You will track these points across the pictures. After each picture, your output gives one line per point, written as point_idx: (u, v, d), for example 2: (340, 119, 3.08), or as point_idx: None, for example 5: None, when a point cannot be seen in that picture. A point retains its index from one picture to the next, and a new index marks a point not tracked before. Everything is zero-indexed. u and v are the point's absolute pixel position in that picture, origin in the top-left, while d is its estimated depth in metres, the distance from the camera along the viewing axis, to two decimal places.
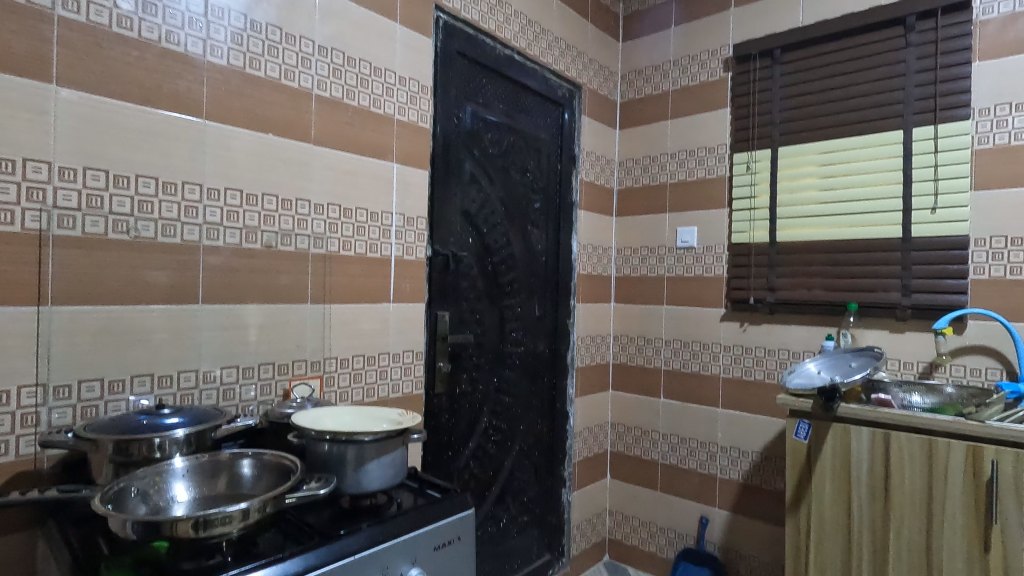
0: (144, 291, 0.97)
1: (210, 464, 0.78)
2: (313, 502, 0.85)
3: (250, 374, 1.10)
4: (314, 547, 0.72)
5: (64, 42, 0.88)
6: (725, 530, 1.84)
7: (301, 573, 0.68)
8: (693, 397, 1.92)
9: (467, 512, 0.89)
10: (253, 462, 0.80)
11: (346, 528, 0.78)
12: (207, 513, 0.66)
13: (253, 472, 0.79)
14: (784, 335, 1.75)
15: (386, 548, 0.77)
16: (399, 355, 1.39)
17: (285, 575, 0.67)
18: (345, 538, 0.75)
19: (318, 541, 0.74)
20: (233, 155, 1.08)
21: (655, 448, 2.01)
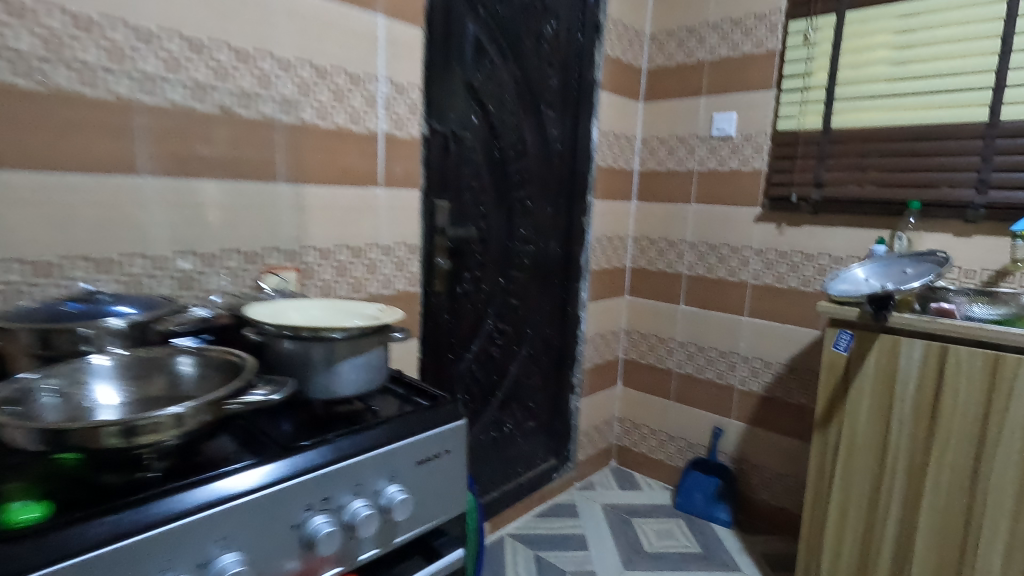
0: (71, 158, 0.80)
1: (138, 365, 0.65)
2: (278, 407, 0.73)
3: (213, 263, 0.96)
4: (270, 461, 0.60)
5: None
6: (739, 441, 1.76)
7: (249, 493, 0.56)
8: (717, 304, 1.77)
9: (460, 422, 0.77)
10: (192, 361, 0.67)
11: (311, 438, 0.66)
12: (127, 422, 0.53)
13: (196, 371, 0.66)
14: (827, 238, 1.55)
15: (357, 463, 0.64)
16: (391, 248, 1.23)
17: (228, 495, 0.56)
18: (307, 450, 0.63)
19: (276, 453, 0.62)
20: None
21: (670, 357, 1.89)
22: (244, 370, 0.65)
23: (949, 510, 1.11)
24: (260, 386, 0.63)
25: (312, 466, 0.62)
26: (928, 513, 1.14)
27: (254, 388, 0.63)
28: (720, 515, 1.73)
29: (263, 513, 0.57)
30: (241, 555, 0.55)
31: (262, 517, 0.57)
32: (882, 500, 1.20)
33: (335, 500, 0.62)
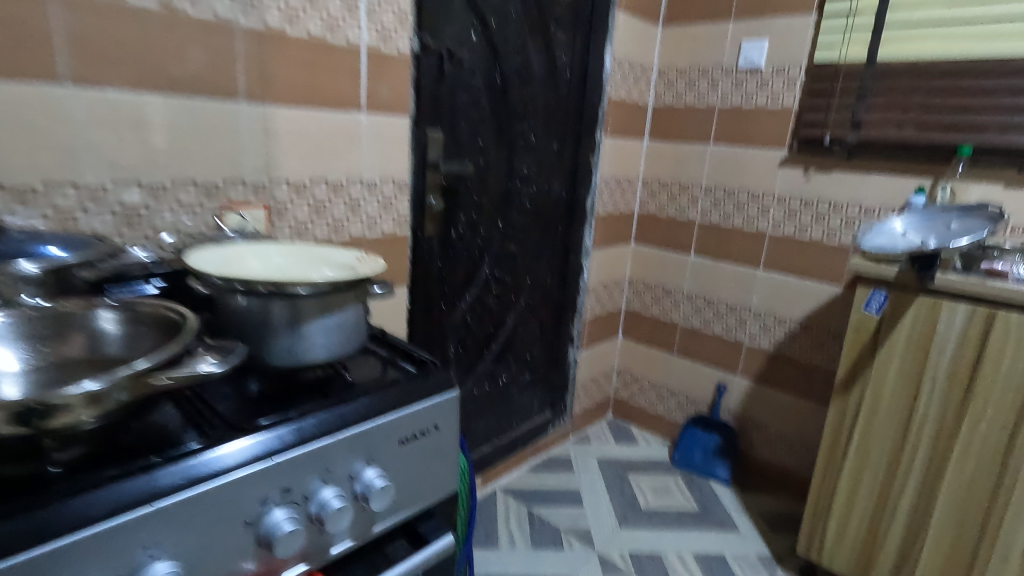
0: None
1: (49, 322, 0.53)
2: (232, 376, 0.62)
3: (162, 197, 0.82)
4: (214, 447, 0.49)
5: None
6: (743, 399, 1.68)
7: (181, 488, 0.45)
8: (731, 255, 1.65)
9: (452, 394, 0.64)
10: (115, 313, 0.55)
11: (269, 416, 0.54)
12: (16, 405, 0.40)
13: (122, 330, 0.54)
14: (859, 186, 1.41)
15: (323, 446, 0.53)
16: (377, 185, 1.08)
17: (153, 492, 0.44)
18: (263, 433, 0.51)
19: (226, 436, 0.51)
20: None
21: (676, 310, 1.78)
22: (184, 331, 0.52)
23: (974, 484, 1.03)
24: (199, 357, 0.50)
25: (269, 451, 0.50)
26: (951, 486, 1.06)
27: (192, 359, 0.49)
28: (719, 471, 1.68)
29: (205, 510, 0.46)
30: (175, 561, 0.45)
31: (203, 515, 0.46)
32: (903, 470, 1.12)
33: (297, 491, 0.51)
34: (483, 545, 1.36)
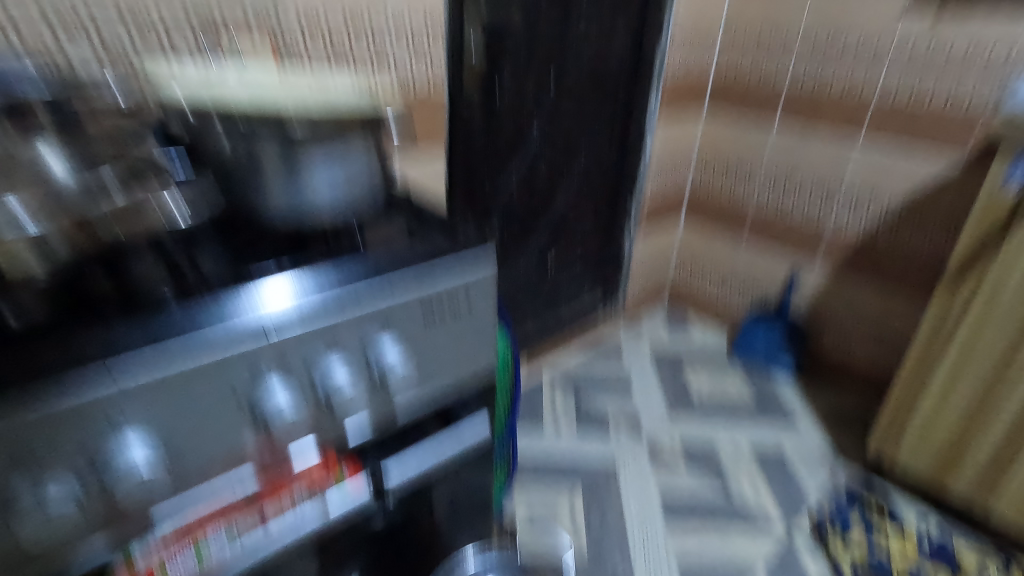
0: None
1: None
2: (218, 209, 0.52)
3: (146, 31, 0.69)
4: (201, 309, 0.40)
5: None
6: (819, 289, 1.51)
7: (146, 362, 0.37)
8: (825, 122, 1.39)
9: (489, 269, 0.52)
10: (61, 161, 0.51)
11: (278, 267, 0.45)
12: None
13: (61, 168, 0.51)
14: (1012, 26, 1.11)
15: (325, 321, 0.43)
16: (403, 26, 0.90)
17: (112, 363, 0.36)
18: (295, 288, 0.43)
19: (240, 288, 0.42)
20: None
21: (751, 189, 1.57)
22: (138, 174, 0.51)
23: None
24: (156, 199, 0.49)
25: (299, 312, 0.42)
26: None
27: (150, 203, 0.49)
28: (782, 361, 1.55)
29: (189, 381, 0.39)
30: (156, 437, 0.39)
31: (184, 389, 0.39)
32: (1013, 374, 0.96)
33: (297, 371, 0.43)
34: (529, 427, 1.34)
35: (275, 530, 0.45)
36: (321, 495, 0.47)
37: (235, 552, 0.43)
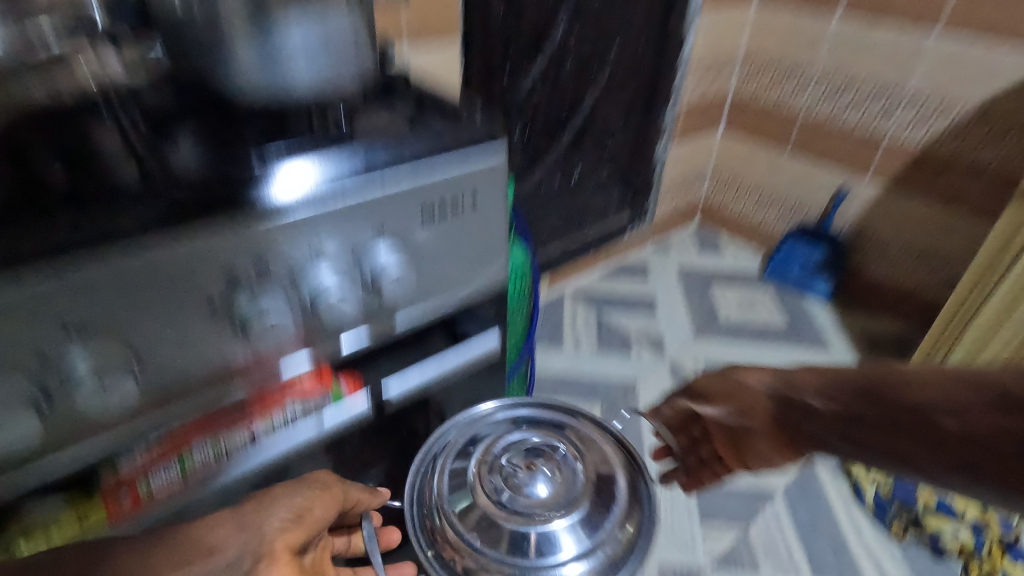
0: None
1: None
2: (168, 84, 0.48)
3: None
4: (141, 187, 0.35)
5: None
6: (867, 207, 1.39)
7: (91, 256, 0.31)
8: (895, 13, 1.21)
9: (500, 156, 0.45)
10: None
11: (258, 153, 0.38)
12: None
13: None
14: None
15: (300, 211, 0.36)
16: None
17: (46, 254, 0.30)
18: (331, 173, 0.37)
19: (214, 184, 0.35)
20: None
21: (800, 95, 1.41)
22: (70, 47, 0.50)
23: None
24: (84, 54, 0.49)
25: (327, 203, 0.37)
26: None
27: (77, 58, 0.49)
28: (818, 286, 1.48)
29: (136, 289, 0.33)
30: (110, 347, 0.33)
31: (142, 291, 0.33)
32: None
33: (277, 270, 0.37)
34: (550, 345, 1.30)
35: (269, 445, 0.43)
36: (318, 411, 0.45)
37: (224, 465, 0.42)
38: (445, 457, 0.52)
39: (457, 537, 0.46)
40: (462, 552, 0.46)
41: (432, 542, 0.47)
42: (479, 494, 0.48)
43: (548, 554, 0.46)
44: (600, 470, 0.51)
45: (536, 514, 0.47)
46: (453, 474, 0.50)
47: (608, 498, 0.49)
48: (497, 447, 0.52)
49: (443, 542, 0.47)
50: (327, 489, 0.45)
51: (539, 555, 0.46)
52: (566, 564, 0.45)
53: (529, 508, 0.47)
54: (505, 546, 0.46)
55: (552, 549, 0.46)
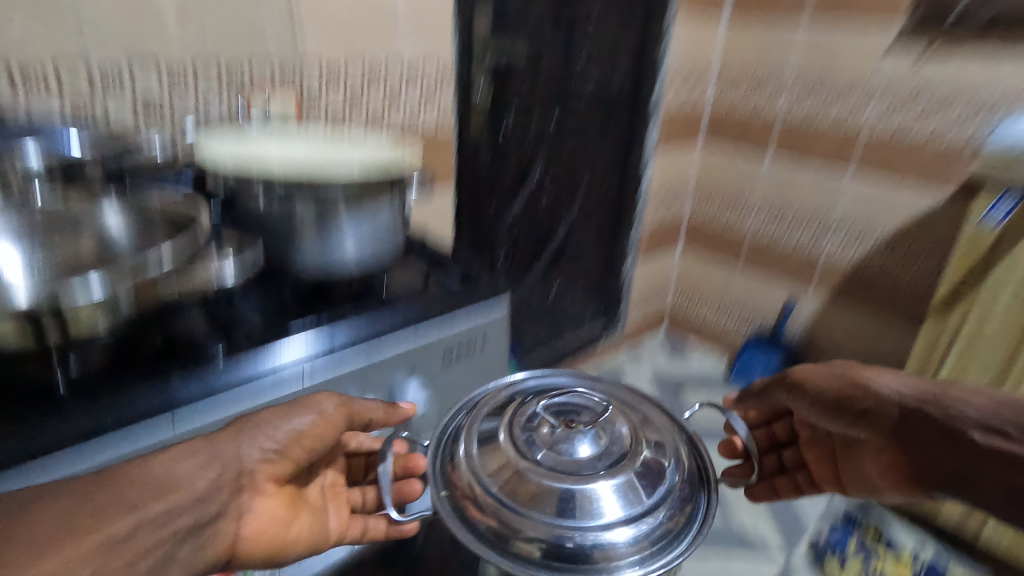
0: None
1: (48, 224, 0.54)
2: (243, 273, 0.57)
3: (179, 79, 0.71)
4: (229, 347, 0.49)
5: None
6: (814, 317, 1.56)
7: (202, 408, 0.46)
8: (816, 157, 1.45)
9: (498, 309, 0.62)
10: (122, 215, 0.56)
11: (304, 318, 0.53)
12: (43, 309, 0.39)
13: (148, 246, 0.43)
14: (992, 69, 1.15)
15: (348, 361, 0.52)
16: (416, 69, 0.93)
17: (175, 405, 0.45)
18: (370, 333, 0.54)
19: (278, 342, 0.50)
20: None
21: (745, 219, 1.62)
22: (194, 245, 0.45)
23: None
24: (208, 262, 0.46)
25: (368, 352, 0.53)
26: None
27: (203, 266, 0.45)
28: None
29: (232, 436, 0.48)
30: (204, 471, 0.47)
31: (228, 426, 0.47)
32: (1013, 379, 0.99)
33: None
34: None
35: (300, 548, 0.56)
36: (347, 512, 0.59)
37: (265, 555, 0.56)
38: (476, 425, 0.55)
39: (488, 494, 0.49)
40: (493, 507, 0.49)
41: (458, 503, 0.50)
42: (513, 452, 0.51)
43: (586, 510, 0.48)
44: (642, 446, 0.53)
45: (577, 472, 0.50)
46: (486, 437, 0.54)
47: (650, 473, 0.51)
48: (532, 413, 0.56)
49: (474, 500, 0.50)
50: (331, 421, 0.49)
51: (576, 513, 0.48)
52: (610, 526, 0.47)
53: (567, 467, 0.50)
54: (545, 503, 0.48)
55: (589, 506, 0.48)
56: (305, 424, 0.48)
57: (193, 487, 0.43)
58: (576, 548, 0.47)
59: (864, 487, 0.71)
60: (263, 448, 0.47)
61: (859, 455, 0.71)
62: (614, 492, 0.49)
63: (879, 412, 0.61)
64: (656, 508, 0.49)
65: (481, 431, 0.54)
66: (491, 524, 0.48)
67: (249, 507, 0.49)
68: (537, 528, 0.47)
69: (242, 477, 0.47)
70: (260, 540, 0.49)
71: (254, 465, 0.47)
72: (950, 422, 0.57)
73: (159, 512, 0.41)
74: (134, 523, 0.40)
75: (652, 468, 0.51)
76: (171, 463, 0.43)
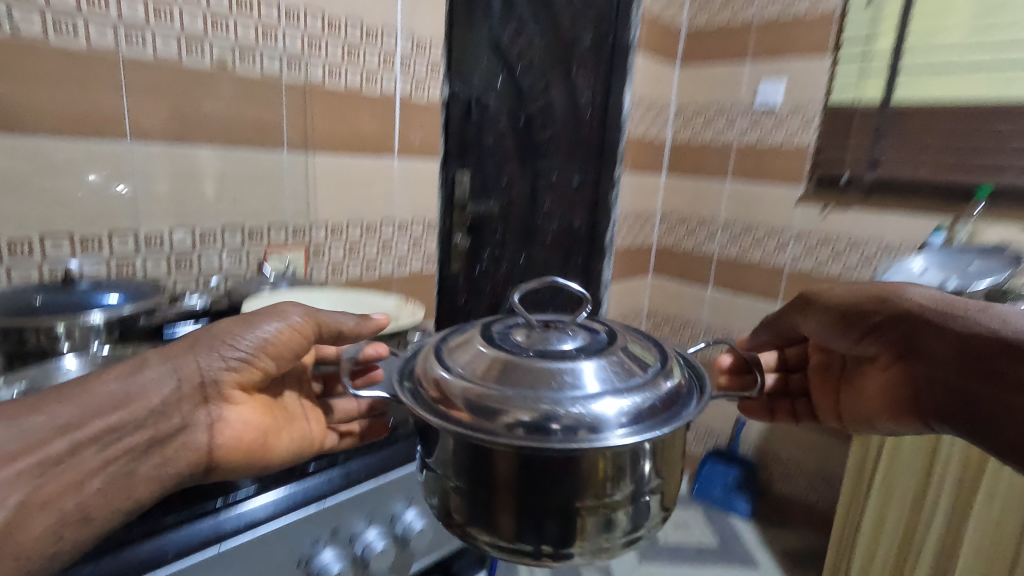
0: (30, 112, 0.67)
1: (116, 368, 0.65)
2: None
3: (211, 240, 0.86)
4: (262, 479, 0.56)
5: None
6: (763, 434, 1.70)
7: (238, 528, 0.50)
8: (749, 290, 1.67)
9: None
10: None
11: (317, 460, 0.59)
12: None
13: None
14: (878, 224, 1.41)
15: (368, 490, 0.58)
16: (406, 225, 1.11)
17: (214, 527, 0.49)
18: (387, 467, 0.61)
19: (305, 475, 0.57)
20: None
21: (694, 342, 1.81)
22: None
23: (997, 548, 0.98)
24: None
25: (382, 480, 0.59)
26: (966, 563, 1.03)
27: None
28: (739, 506, 1.68)
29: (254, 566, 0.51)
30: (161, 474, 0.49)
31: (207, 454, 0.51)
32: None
33: (345, 532, 0.56)
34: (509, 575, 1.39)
35: None
36: None
37: None
38: (455, 347, 0.52)
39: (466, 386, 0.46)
40: (474, 393, 0.45)
41: (436, 406, 0.47)
42: (491, 352, 0.48)
43: (564, 387, 0.44)
44: (625, 345, 0.51)
45: (558, 360, 0.47)
46: (466, 349, 0.51)
47: (633, 365, 0.48)
48: (514, 330, 0.53)
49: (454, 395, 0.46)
50: (296, 328, 0.56)
51: (560, 387, 0.44)
52: (593, 399, 0.44)
53: (545, 357, 0.47)
54: (521, 386, 0.45)
55: (570, 383, 0.45)
56: (271, 332, 0.54)
57: (148, 400, 0.46)
58: (561, 425, 0.42)
59: (857, 415, 0.67)
60: (225, 368, 0.52)
61: (858, 380, 0.67)
62: (599, 373, 0.46)
63: (890, 322, 0.59)
64: (650, 391, 0.46)
65: (459, 349, 0.51)
66: (472, 408, 0.45)
67: (218, 409, 0.52)
68: (521, 404, 0.44)
69: (207, 384, 0.51)
70: (238, 442, 0.52)
71: (219, 375, 0.51)
72: (965, 329, 0.53)
73: (104, 426, 0.43)
74: (71, 443, 0.41)
75: (640, 363, 0.49)
76: (126, 376, 0.46)
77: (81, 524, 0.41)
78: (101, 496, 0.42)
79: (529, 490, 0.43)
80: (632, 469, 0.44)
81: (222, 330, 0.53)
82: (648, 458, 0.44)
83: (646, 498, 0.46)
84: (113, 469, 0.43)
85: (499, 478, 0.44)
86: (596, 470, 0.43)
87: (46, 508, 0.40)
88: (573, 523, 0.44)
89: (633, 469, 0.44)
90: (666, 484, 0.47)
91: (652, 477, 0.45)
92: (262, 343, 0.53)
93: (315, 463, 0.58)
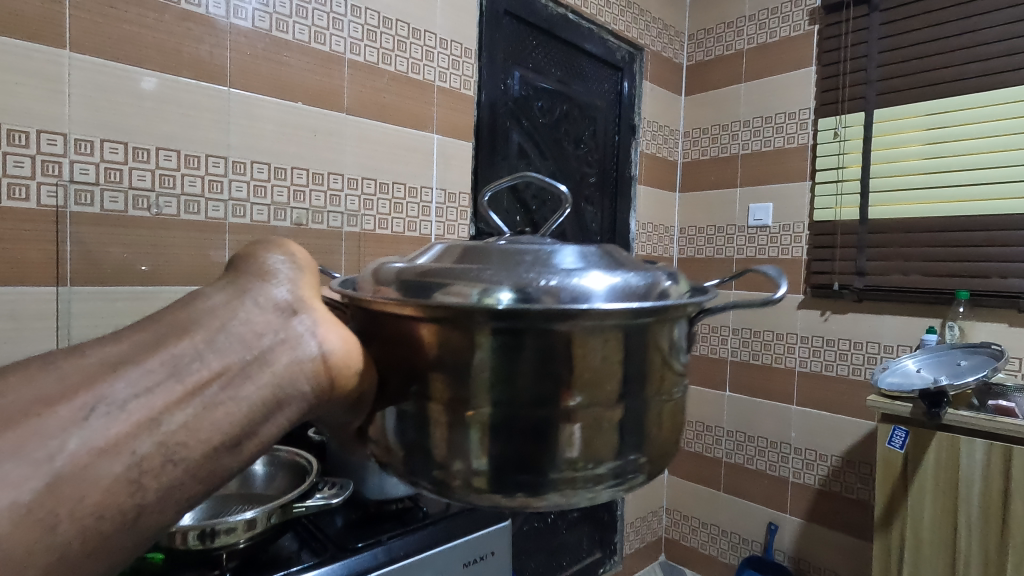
0: (134, 263, 0.86)
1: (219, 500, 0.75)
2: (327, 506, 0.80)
3: None
4: (320, 555, 0.67)
5: (77, 24, 0.81)
6: (796, 539, 1.68)
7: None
8: (763, 392, 1.76)
9: (503, 523, 0.82)
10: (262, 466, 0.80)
11: (365, 540, 0.71)
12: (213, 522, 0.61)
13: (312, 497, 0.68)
14: (876, 326, 1.54)
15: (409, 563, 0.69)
16: None
17: None
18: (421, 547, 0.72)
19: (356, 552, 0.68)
20: (257, 111, 1.00)
21: (719, 445, 1.87)
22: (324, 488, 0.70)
23: None
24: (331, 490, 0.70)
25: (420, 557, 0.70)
26: None
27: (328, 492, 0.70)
28: None
29: None
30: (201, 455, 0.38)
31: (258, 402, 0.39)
32: None
33: None
34: None
35: None
36: None
37: None
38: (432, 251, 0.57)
39: (421, 271, 0.51)
40: (430, 275, 0.50)
41: (410, 287, 0.50)
42: (468, 246, 0.54)
43: (538, 267, 0.50)
44: (610, 249, 0.58)
45: (534, 250, 0.52)
46: (444, 250, 0.56)
47: (607, 259, 0.54)
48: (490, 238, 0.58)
49: (408, 280, 0.50)
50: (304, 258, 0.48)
51: (538, 268, 0.50)
52: (575, 274, 0.49)
53: (524, 248, 0.53)
54: (497, 268, 0.49)
55: (548, 266, 0.50)
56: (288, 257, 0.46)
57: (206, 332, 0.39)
58: (540, 287, 0.47)
59: None
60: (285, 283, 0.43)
61: None
62: (574, 259, 0.52)
63: None
64: (631, 274, 0.51)
65: (437, 249, 0.56)
66: (429, 289, 0.49)
67: (312, 321, 0.42)
68: (480, 280, 0.48)
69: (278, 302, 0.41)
70: (347, 355, 0.44)
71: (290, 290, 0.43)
72: None
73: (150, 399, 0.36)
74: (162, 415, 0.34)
75: (617, 262, 0.55)
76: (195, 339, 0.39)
77: (128, 492, 0.34)
78: (177, 448, 0.36)
79: (506, 381, 0.46)
80: (610, 367, 0.47)
81: (252, 261, 0.44)
82: (632, 358, 0.48)
83: (622, 418, 0.49)
84: (186, 412, 0.36)
85: (467, 381, 0.47)
86: (575, 359, 0.46)
87: (111, 453, 0.34)
88: (550, 439, 0.47)
89: (609, 369, 0.47)
90: (649, 409, 0.50)
91: (632, 388, 0.49)
92: (298, 264, 0.45)
93: (363, 541, 0.70)
